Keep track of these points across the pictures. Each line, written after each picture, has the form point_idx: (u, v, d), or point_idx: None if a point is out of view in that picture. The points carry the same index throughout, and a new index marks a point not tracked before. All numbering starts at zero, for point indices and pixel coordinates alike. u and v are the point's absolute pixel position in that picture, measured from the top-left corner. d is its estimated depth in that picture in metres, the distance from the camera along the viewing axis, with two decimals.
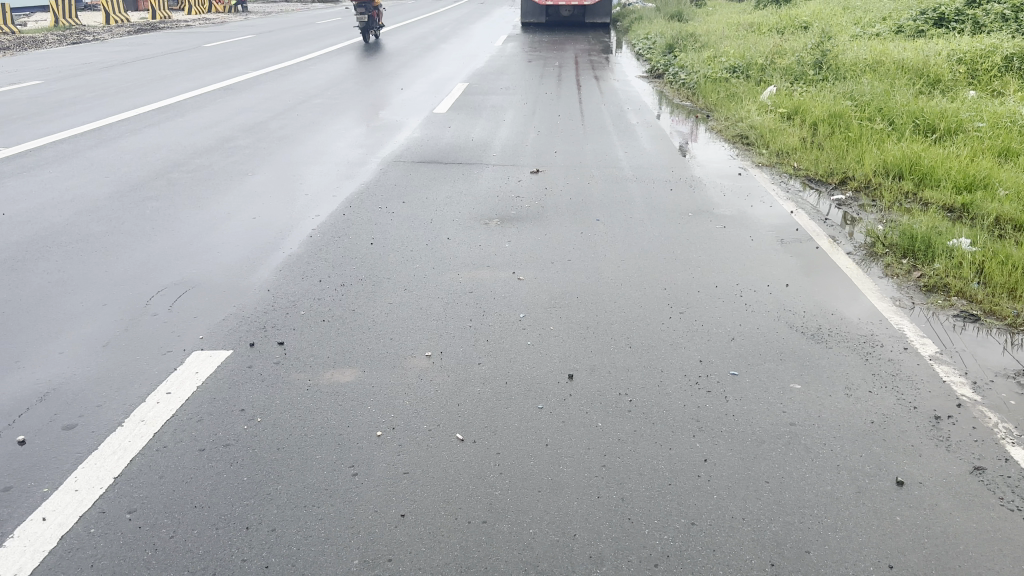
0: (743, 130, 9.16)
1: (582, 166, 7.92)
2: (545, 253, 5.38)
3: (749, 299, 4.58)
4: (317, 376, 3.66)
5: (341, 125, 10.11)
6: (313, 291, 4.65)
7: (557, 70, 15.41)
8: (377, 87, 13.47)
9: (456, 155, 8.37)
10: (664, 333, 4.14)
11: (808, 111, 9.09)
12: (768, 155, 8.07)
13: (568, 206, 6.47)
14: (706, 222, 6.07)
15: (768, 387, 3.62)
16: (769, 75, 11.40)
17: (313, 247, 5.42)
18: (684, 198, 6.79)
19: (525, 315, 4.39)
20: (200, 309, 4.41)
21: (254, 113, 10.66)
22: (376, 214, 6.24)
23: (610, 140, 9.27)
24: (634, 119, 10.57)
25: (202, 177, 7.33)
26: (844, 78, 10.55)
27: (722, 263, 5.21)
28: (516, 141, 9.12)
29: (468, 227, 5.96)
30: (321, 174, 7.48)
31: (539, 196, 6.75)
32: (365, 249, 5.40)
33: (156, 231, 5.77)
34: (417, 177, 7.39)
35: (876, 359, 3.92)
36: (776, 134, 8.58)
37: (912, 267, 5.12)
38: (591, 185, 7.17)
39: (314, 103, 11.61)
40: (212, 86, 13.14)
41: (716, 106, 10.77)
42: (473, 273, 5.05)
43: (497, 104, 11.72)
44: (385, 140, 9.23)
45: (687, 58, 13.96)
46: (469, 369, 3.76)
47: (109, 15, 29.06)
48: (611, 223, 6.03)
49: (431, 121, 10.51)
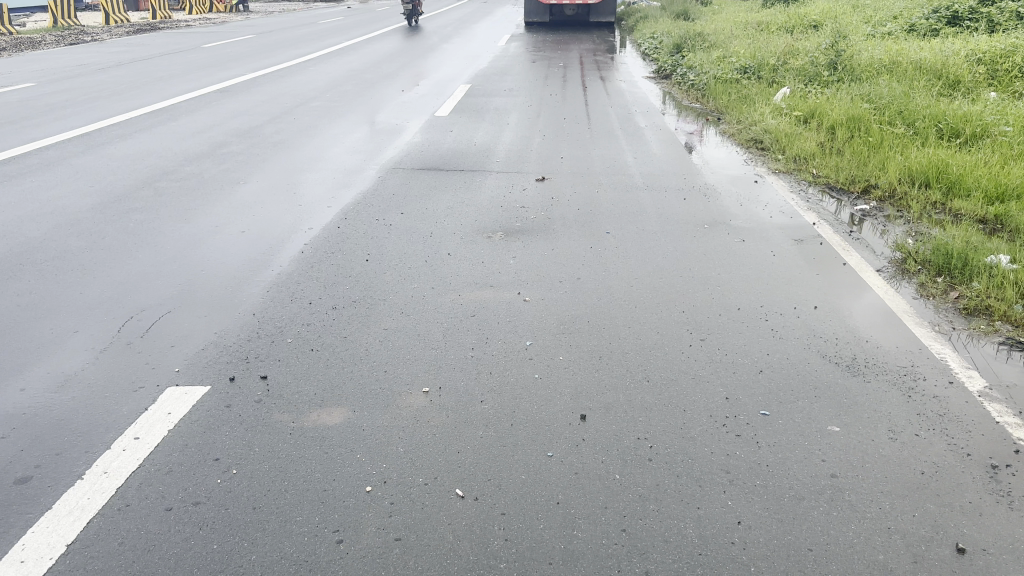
0: (757, 134, 8.79)
1: (591, 173, 7.55)
2: (553, 271, 5.02)
3: (776, 324, 4.21)
4: (301, 417, 3.31)
5: (340, 129, 9.76)
6: (302, 315, 4.29)
7: (562, 71, 15.04)
8: (378, 89, 13.10)
9: (458, 162, 8.01)
10: (684, 364, 3.77)
11: (825, 114, 8.72)
12: (784, 161, 7.70)
13: (576, 217, 6.11)
14: (723, 235, 5.69)
15: (804, 430, 3.26)
16: (781, 76, 11.01)
17: (305, 264, 5.07)
18: (698, 207, 6.42)
19: (532, 343, 4.02)
20: (178, 337, 4.07)
21: (250, 116, 10.31)
22: (373, 226, 5.88)
23: (619, 144, 8.90)
24: (643, 122, 10.20)
25: (192, 185, 6.98)
26: (860, 79, 10.17)
27: (743, 281, 4.84)
28: (520, 146, 8.76)
29: (470, 240, 5.60)
30: (316, 183, 7.13)
31: (545, 207, 6.38)
32: (360, 266, 5.04)
33: (138, 247, 5.42)
34: (417, 185, 7.03)
35: (919, 396, 3.55)
36: (793, 138, 8.20)
37: (948, 287, 4.75)
38: (600, 195, 6.80)
39: (312, 106, 11.26)
40: (208, 88, 12.80)
41: (727, 109, 10.40)
42: (475, 293, 4.69)
43: (501, 106, 11.34)
44: (384, 145, 8.87)
45: (696, 58, 13.57)
46: (471, 407, 3.40)
47: (108, 15, 28.69)
48: (623, 237, 5.66)
49: (433, 124, 10.15)
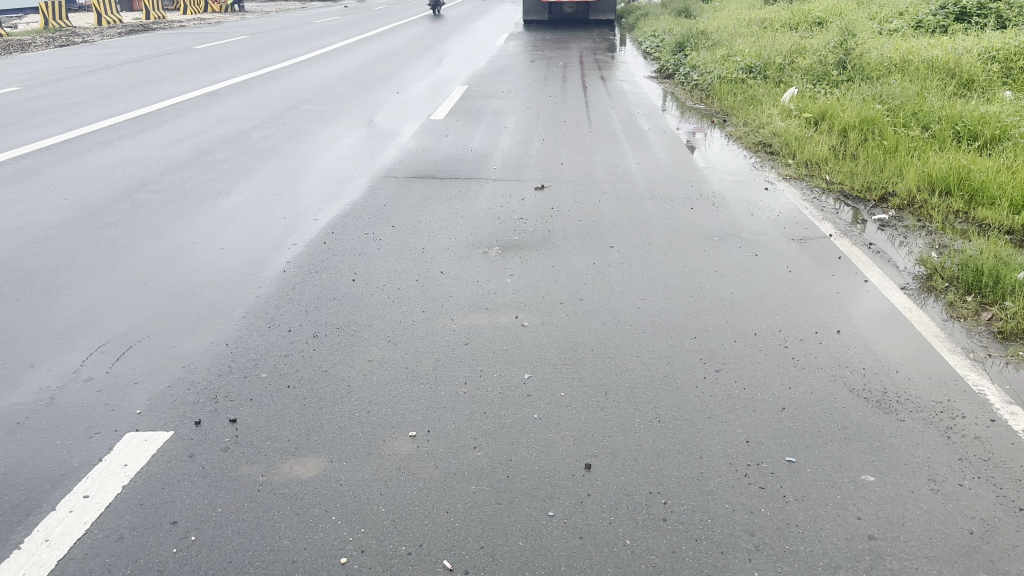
0: (765, 136, 8.43)
1: (593, 181, 7.20)
2: (552, 291, 4.67)
3: (797, 352, 3.85)
4: (271, 471, 2.97)
5: (331, 134, 9.41)
6: (279, 345, 3.95)
7: (561, 71, 14.68)
8: (372, 91, 12.76)
9: (453, 169, 7.67)
10: (698, 400, 3.42)
11: (836, 116, 8.36)
12: (795, 167, 7.35)
13: (577, 230, 5.76)
14: (733, 249, 5.34)
15: (835, 481, 2.90)
16: (788, 76, 10.64)
17: (286, 286, 4.73)
18: (706, 217, 6.07)
19: (531, 375, 3.66)
20: (142, 374, 3.73)
21: (239, 121, 9.96)
22: (361, 241, 5.53)
23: (621, 149, 8.55)
24: (646, 124, 9.85)
25: (172, 197, 6.65)
26: (871, 79, 9.81)
27: (757, 301, 4.49)
28: (518, 151, 8.41)
29: (464, 257, 5.25)
30: (304, 193, 6.79)
31: (544, 218, 6.04)
32: (345, 287, 4.70)
33: (108, 267, 5.09)
34: (409, 195, 6.69)
35: (959, 437, 3.18)
36: (803, 141, 7.84)
37: (980, 307, 4.39)
38: (602, 205, 6.46)
39: (304, 110, 10.91)
40: (197, 91, 12.45)
41: (733, 110, 10.04)
42: (469, 316, 4.33)
43: (499, 108, 11.00)
44: (377, 151, 8.52)
45: (699, 58, 13.19)
46: (461, 455, 3.05)
47: (102, 17, 28.33)
48: (626, 252, 5.31)
49: (428, 128, 9.80)
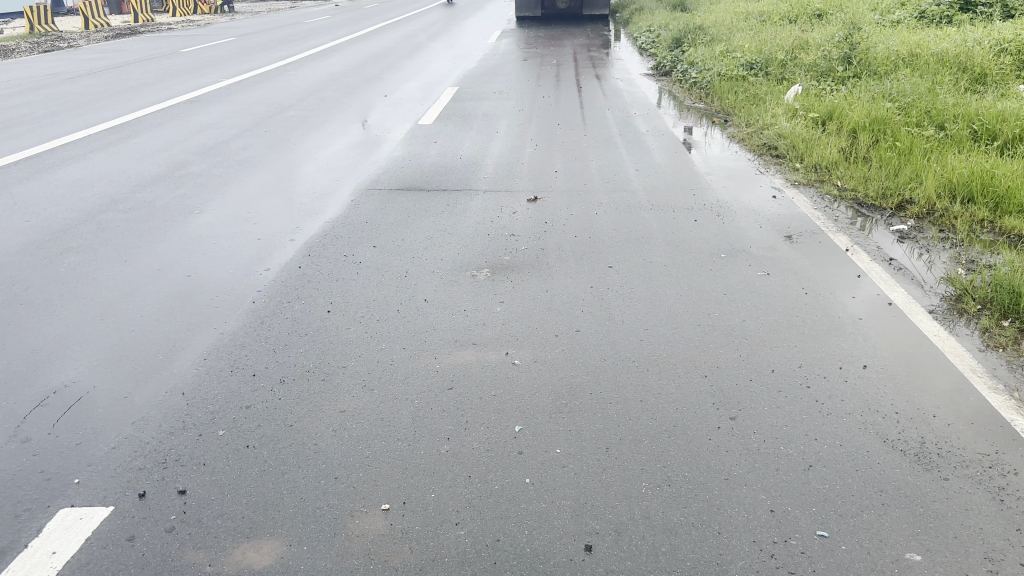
0: (770, 138, 8.01)
1: (590, 191, 6.78)
2: (547, 320, 4.25)
3: (821, 396, 3.45)
4: (220, 560, 2.56)
5: (315, 142, 8.99)
6: (240, 394, 3.53)
7: (555, 69, 14.25)
8: (359, 94, 12.32)
9: (441, 179, 7.24)
10: (713, 457, 3.01)
11: (845, 115, 7.95)
12: (804, 172, 6.96)
13: (573, 249, 5.34)
14: (743, 267, 4.92)
15: (878, 564, 2.49)
16: (791, 73, 10.23)
17: (255, 319, 4.31)
18: (712, 230, 5.66)
19: (522, 427, 3.24)
20: (86, 432, 3.31)
21: (219, 130, 9.52)
22: (339, 265, 5.10)
23: (619, 154, 8.13)
24: (644, 126, 9.44)
25: (141, 216, 6.22)
26: (877, 74, 9.39)
27: (773, 329, 4.07)
28: (510, 158, 8.00)
29: (451, 282, 4.83)
30: (281, 209, 6.37)
31: (537, 235, 5.63)
32: (319, 320, 4.28)
33: (63, 300, 4.66)
34: (393, 211, 6.28)
35: (1014, 501, 2.78)
36: (811, 143, 7.43)
37: (1019, 333, 3.99)
38: (600, 218, 6.04)
39: (287, 117, 10.48)
40: (178, 98, 12.01)
41: (735, 110, 9.62)
42: (454, 353, 3.91)
43: (490, 111, 10.57)
44: (361, 160, 8.11)
45: (698, 54, 12.76)
46: (442, 535, 2.64)
47: (88, 20, 27.80)
48: (627, 273, 4.91)
49: (416, 134, 9.37)
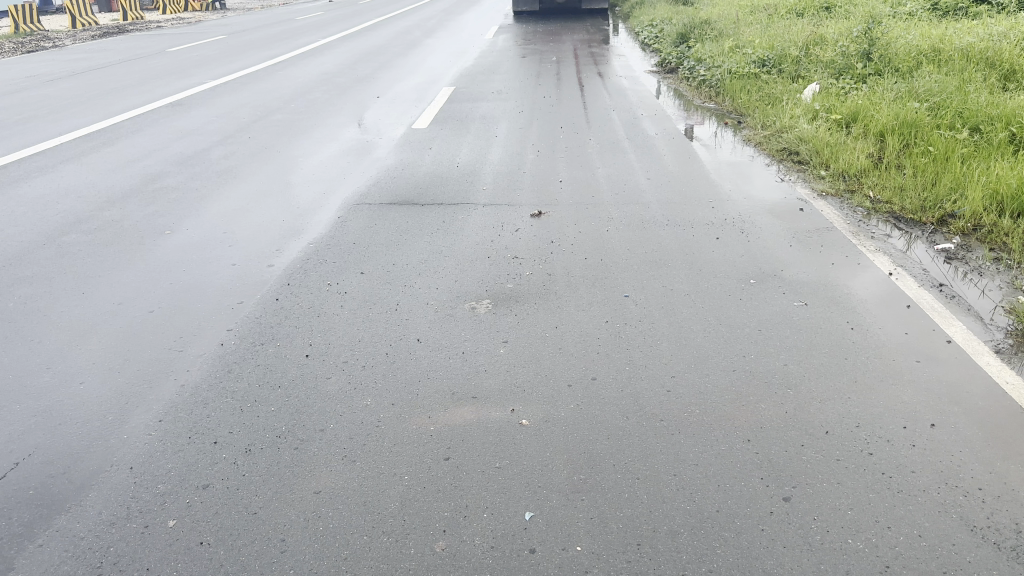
0: (790, 142, 7.48)
1: (599, 204, 6.23)
2: (558, 365, 3.70)
3: (887, 469, 2.90)
4: None
5: (302, 149, 8.44)
6: (199, 470, 2.98)
7: (556, 67, 13.70)
8: (350, 95, 11.74)
9: (436, 192, 6.68)
10: (770, 558, 2.47)
11: (871, 117, 7.42)
12: (831, 181, 6.44)
13: (583, 274, 4.79)
14: (776, 297, 4.38)
15: None
16: (806, 71, 9.70)
17: (223, 367, 3.76)
18: (737, 249, 5.12)
19: (534, 513, 2.68)
20: (10, 521, 2.74)
21: (199, 137, 8.96)
22: (321, 297, 4.54)
23: (627, 161, 7.58)
24: (653, 128, 8.91)
25: (107, 238, 5.67)
26: (899, 72, 8.88)
27: (821, 377, 3.52)
28: (510, 167, 7.46)
29: (447, 317, 4.27)
30: (260, 227, 5.81)
31: (544, 258, 5.08)
32: (295, 367, 3.73)
33: (6, 343, 4.10)
34: (384, 229, 5.73)
35: None
36: (837, 148, 6.90)
37: None
38: (611, 236, 5.49)
39: (273, 121, 9.90)
40: (161, 101, 11.44)
41: (748, 110, 9.11)
42: (450, 408, 3.35)
43: (488, 113, 10.02)
44: (350, 170, 7.56)
45: (705, 50, 12.22)
46: None
47: (75, 19, 27.15)
48: (647, 302, 4.36)
49: (410, 139, 8.81)
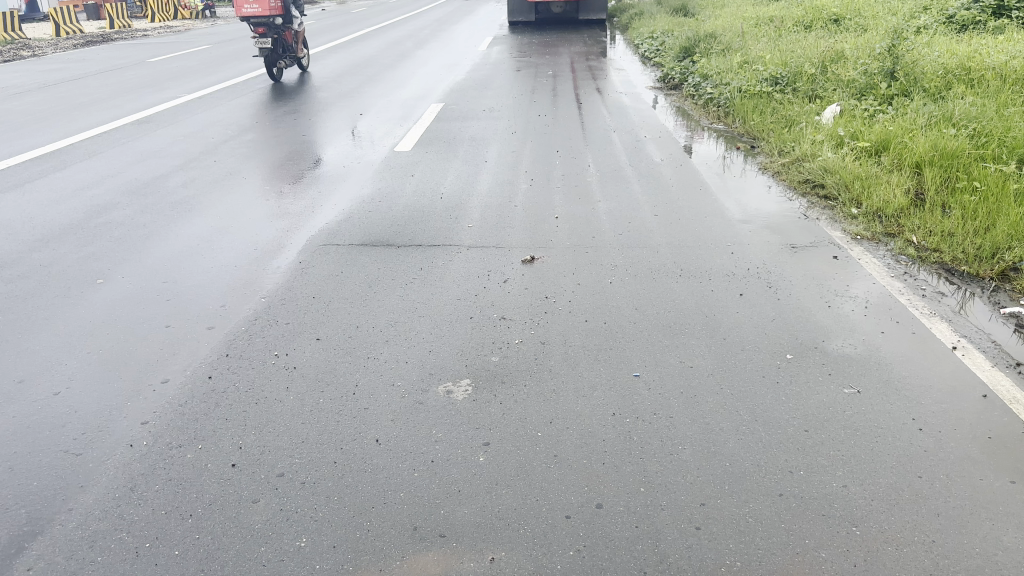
0: (814, 173, 6.73)
1: (600, 247, 5.45)
2: (553, 479, 2.90)
3: None
4: None
5: (272, 175, 7.65)
6: None
7: (551, 82, 12.96)
8: (330, 113, 10.94)
9: (414, 230, 5.88)
10: None
11: (903, 146, 6.68)
12: (865, 222, 5.68)
13: (583, 344, 3.98)
14: (820, 382, 3.58)
15: None
16: (822, 91, 8.98)
17: (128, 484, 2.96)
18: (766, 308, 4.34)
19: None
20: None
21: (161, 161, 8.16)
22: (262, 376, 3.72)
23: (631, 192, 6.82)
24: (658, 153, 8.15)
25: (27, 288, 4.86)
26: (927, 92, 8.17)
27: (892, 509, 2.73)
28: (501, 198, 6.69)
29: (415, 403, 3.44)
30: (207, 276, 5.00)
31: (537, 319, 4.29)
32: (218, 485, 2.92)
33: None
34: (351, 278, 4.94)
35: None
36: (869, 183, 6.15)
37: None
38: (616, 289, 4.71)
39: (243, 142, 9.10)
40: (127, 118, 10.63)
41: (762, 133, 8.38)
42: (410, 555, 2.55)
43: (478, 134, 9.25)
44: (321, 200, 6.77)
45: (711, 65, 11.49)
46: None
47: (59, 27, 26.27)
48: (664, 384, 3.57)
49: (392, 164, 8.02)
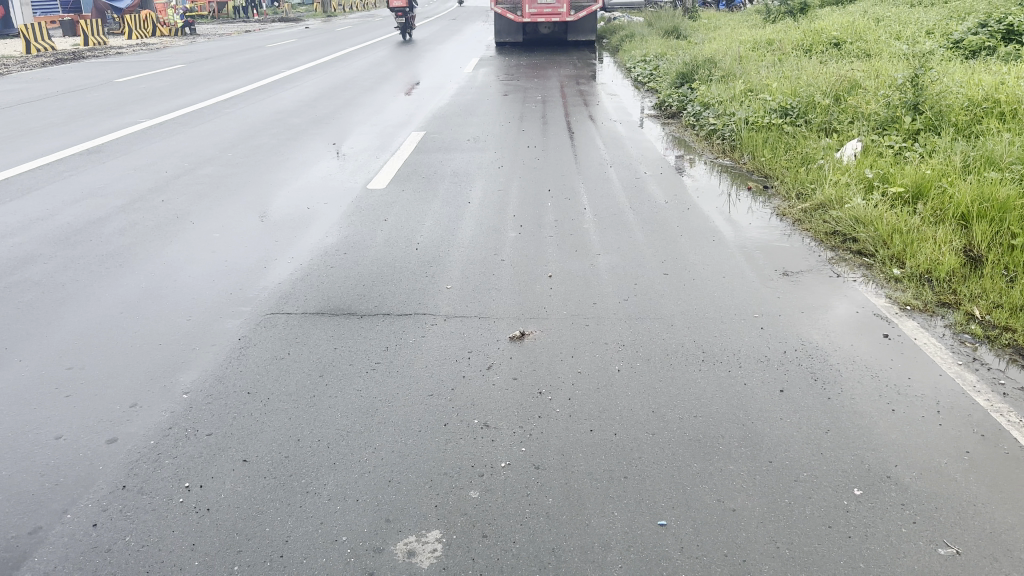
0: (842, 223, 5.90)
1: (603, 317, 4.59)
2: None
3: None
4: None
5: (227, 218, 6.77)
6: None
7: (541, 108, 12.16)
8: (299, 142, 10.06)
9: (382, 293, 4.98)
10: None
11: (944, 194, 5.87)
12: (912, 287, 4.85)
13: (591, 469, 3.09)
14: (903, 538, 2.71)
15: None
16: (839, 125, 8.21)
17: None
18: (817, 415, 3.47)
19: None
20: None
21: (104, 200, 7.26)
22: (164, 527, 2.85)
23: (632, 242, 5.98)
24: (661, 193, 7.33)
25: None
26: (959, 130, 7.39)
27: None
28: (484, 250, 5.82)
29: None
30: (122, 361, 4.10)
31: (526, 427, 3.41)
32: None
33: None
34: (299, 362, 4.05)
35: None
36: (911, 238, 5.33)
37: None
38: (627, 379, 3.83)
39: (200, 176, 8.21)
40: (76, 147, 9.73)
41: (776, 171, 7.58)
42: None
43: (461, 168, 8.41)
44: (276, 250, 5.88)
45: (712, 93, 10.68)
46: None
47: (30, 44, 25.22)
48: (699, 540, 2.70)
49: (363, 204, 7.14)
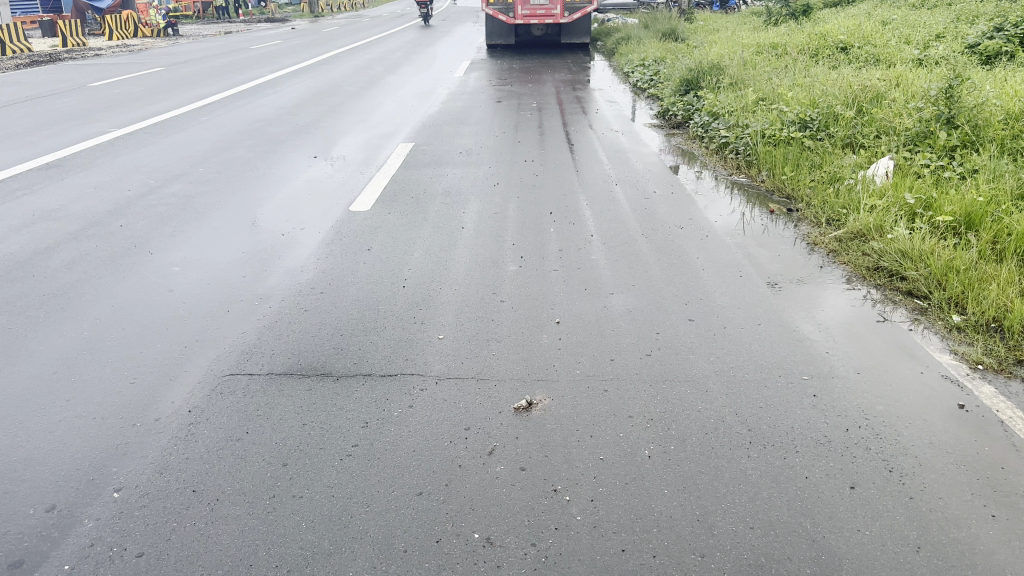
0: (886, 257, 5.23)
1: (623, 380, 3.89)
2: None
3: None
4: None
5: (191, 245, 6.04)
6: None
7: (537, 116, 11.46)
8: (278, 154, 9.33)
9: (362, 346, 4.27)
10: None
11: (1000, 225, 5.23)
12: (981, 339, 4.19)
13: None
14: None
15: None
16: (865, 140, 7.56)
17: None
18: (906, 527, 2.79)
19: None
20: None
21: (54, 226, 6.50)
22: None
23: (648, 276, 5.30)
24: (675, 215, 6.64)
25: None
26: (1001, 148, 6.74)
27: None
28: (480, 287, 5.12)
29: None
30: (45, 444, 3.37)
31: (540, 544, 2.71)
32: None
33: None
34: (261, 444, 3.33)
35: None
36: (971, 278, 4.67)
37: None
38: (660, 469, 3.13)
39: (167, 195, 7.48)
40: (33, 160, 8.95)
41: (800, 191, 6.91)
42: None
43: (452, 186, 7.70)
44: (244, 287, 5.17)
45: (720, 102, 10.00)
46: None
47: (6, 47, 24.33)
48: None
49: (345, 229, 6.44)
